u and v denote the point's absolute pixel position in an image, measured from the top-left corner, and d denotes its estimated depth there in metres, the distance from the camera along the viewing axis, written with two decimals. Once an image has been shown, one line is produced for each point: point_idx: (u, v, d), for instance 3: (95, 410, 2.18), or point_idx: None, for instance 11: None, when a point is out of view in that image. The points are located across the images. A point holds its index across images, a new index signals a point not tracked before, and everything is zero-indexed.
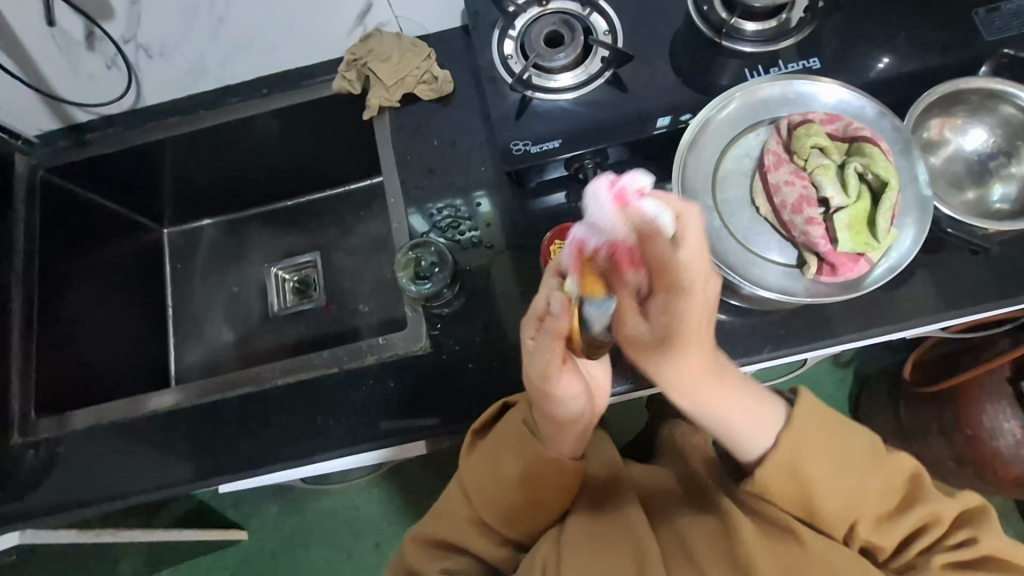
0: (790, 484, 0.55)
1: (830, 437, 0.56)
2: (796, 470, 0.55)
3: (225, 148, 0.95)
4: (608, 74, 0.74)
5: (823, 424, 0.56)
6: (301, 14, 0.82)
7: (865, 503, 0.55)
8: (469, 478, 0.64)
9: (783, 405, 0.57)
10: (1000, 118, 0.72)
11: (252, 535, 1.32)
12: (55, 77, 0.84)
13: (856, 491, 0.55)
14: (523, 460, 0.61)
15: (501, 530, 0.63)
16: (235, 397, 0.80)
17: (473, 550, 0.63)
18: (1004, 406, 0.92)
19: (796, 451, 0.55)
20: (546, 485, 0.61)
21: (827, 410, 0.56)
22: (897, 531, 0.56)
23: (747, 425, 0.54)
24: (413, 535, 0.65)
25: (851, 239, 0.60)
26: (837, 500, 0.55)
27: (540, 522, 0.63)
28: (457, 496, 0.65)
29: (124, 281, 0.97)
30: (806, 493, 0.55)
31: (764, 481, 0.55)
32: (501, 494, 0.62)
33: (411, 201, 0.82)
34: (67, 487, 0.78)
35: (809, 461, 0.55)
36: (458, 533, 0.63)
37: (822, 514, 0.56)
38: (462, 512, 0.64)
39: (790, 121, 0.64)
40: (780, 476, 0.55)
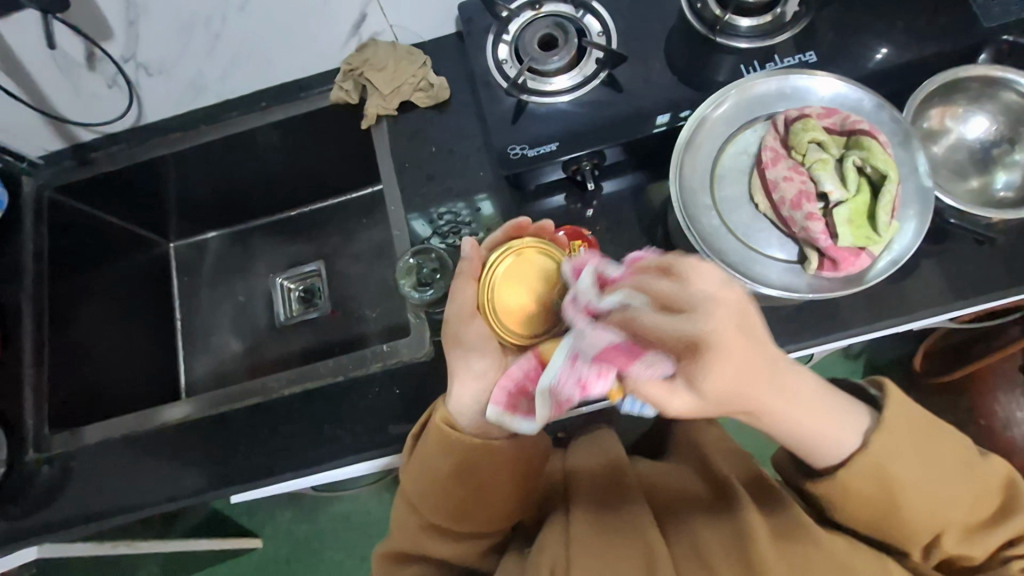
0: (877, 490, 0.53)
1: (926, 442, 0.54)
2: (887, 474, 0.53)
3: (227, 161, 0.96)
4: (603, 75, 0.73)
5: (918, 428, 0.54)
6: (298, 27, 0.82)
7: (957, 512, 0.54)
8: (410, 488, 0.63)
9: (870, 412, 0.54)
10: (1002, 105, 0.71)
11: (266, 542, 1.33)
12: (58, 98, 0.85)
13: (944, 502, 0.54)
14: (450, 460, 0.59)
15: (452, 529, 0.62)
16: (244, 408, 0.81)
17: (435, 554, 0.63)
18: (1017, 395, 0.93)
19: (891, 454, 0.53)
20: (481, 475, 0.60)
21: (922, 416, 0.54)
22: (984, 542, 0.55)
23: (821, 434, 0.51)
24: (379, 552, 0.67)
25: (852, 234, 0.59)
26: (926, 506, 0.54)
27: (491, 516, 0.63)
28: (403, 508, 0.65)
29: (132, 296, 0.99)
30: (892, 501, 0.53)
31: (847, 482, 0.53)
32: (443, 499, 0.61)
33: (412, 207, 0.82)
34: (82, 501, 0.79)
35: (904, 467, 0.53)
36: (413, 541, 0.63)
37: (901, 526, 0.54)
38: (412, 522, 0.63)
39: (786, 117, 0.64)
40: (868, 482, 0.53)
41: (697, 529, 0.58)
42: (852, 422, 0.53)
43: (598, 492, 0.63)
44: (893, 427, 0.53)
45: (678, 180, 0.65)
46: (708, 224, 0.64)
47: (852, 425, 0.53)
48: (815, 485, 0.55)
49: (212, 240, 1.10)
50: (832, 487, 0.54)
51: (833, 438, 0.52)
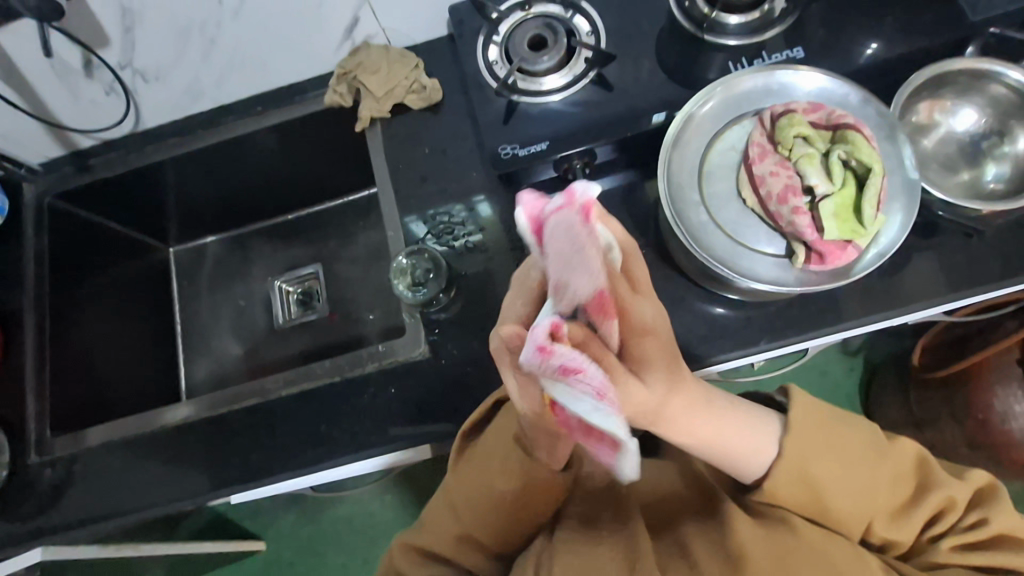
0: (801, 493, 0.55)
1: (835, 440, 0.55)
2: (808, 477, 0.55)
3: (225, 166, 0.97)
4: (592, 74, 0.74)
5: (821, 432, 0.56)
6: (292, 32, 0.83)
7: (878, 500, 0.55)
8: (458, 490, 0.62)
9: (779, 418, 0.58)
10: (990, 97, 0.71)
11: (269, 545, 1.34)
12: (57, 106, 0.87)
13: (867, 491, 0.55)
14: (516, 475, 0.59)
15: (489, 537, 0.62)
16: (242, 409, 0.81)
17: (466, 562, 0.62)
18: (1015, 389, 0.92)
19: (803, 456, 0.55)
20: (539, 496, 0.61)
21: (824, 414, 0.57)
22: (913, 523, 0.55)
23: (749, 450, 0.55)
24: (402, 541, 0.64)
25: (838, 227, 0.59)
26: (849, 501, 0.55)
27: (528, 530, 0.63)
28: (443, 509, 0.64)
29: (132, 301, 1.00)
30: (818, 498, 0.55)
31: (774, 489, 0.55)
32: (492, 512, 0.61)
33: (406, 209, 0.83)
34: (84, 503, 0.80)
35: (818, 467, 0.55)
36: (448, 548, 0.62)
37: (835, 520, 0.56)
38: (451, 526, 0.63)
39: (772, 113, 0.64)
40: (791, 485, 0.55)
41: (682, 532, 0.59)
42: (762, 434, 0.56)
43: (592, 497, 0.63)
44: (799, 429, 0.55)
45: (667, 177, 0.66)
46: (696, 220, 0.65)
47: (767, 437, 0.56)
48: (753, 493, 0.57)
49: (212, 244, 1.11)
50: (765, 496, 0.56)
51: (749, 454, 0.55)
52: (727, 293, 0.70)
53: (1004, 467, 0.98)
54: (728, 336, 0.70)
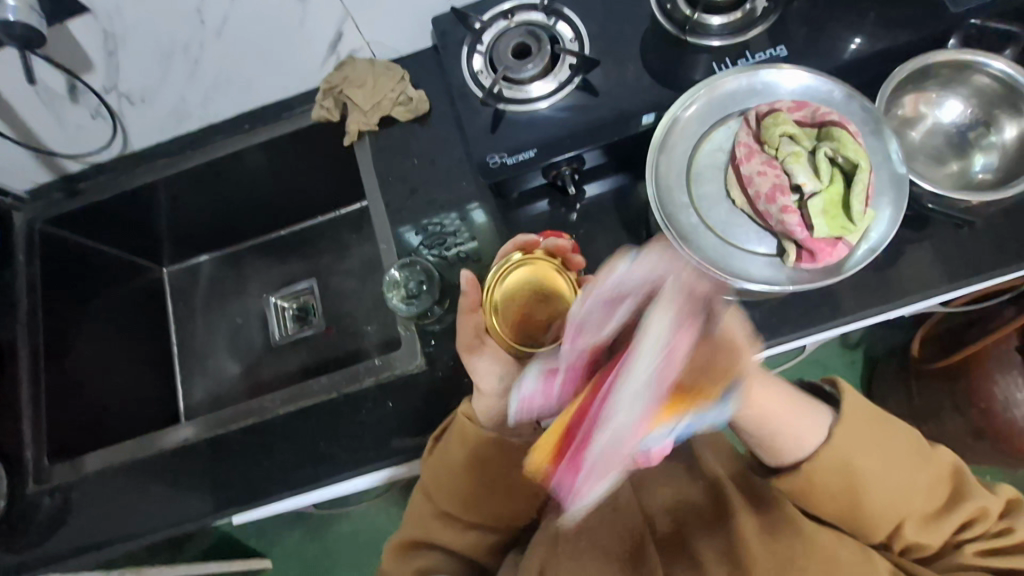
0: (837, 483, 0.54)
1: (880, 435, 0.55)
2: (849, 468, 0.54)
3: (215, 185, 0.97)
4: (578, 80, 0.74)
5: (871, 423, 0.55)
6: (275, 50, 0.83)
7: (913, 501, 0.55)
8: (428, 475, 0.64)
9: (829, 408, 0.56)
10: (975, 88, 0.71)
11: (275, 563, 1.33)
12: (44, 131, 0.87)
13: (905, 493, 0.54)
14: (465, 448, 0.61)
15: (461, 517, 0.63)
16: (240, 429, 0.81)
17: (442, 542, 0.63)
18: (1015, 376, 0.91)
19: (850, 444, 0.54)
20: (493, 462, 0.61)
21: (874, 409, 0.56)
22: (943, 528, 0.55)
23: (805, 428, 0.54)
24: (391, 541, 0.66)
25: (827, 225, 0.59)
26: (883, 496, 0.54)
27: (498, 512, 0.64)
28: (419, 494, 0.66)
29: (126, 323, 0.99)
30: (855, 492, 0.54)
31: (811, 476, 0.54)
32: (455, 487, 0.62)
33: (397, 221, 0.82)
34: (84, 529, 0.79)
35: (858, 455, 0.54)
36: (425, 529, 0.64)
37: (866, 516, 0.55)
38: (427, 509, 0.65)
39: (757, 113, 0.65)
40: (831, 474, 0.54)
41: (693, 544, 0.56)
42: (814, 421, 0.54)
43: None
44: (850, 418, 0.54)
45: (655, 180, 0.66)
46: (686, 222, 0.65)
47: (813, 426, 0.54)
48: (779, 480, 0.55)
49: (205, 263, 1.11)
50: (799, 480, 0.54)
51: (793, 435, 0.53)
52: None
53: (1009, 456, 0.97)
54: None
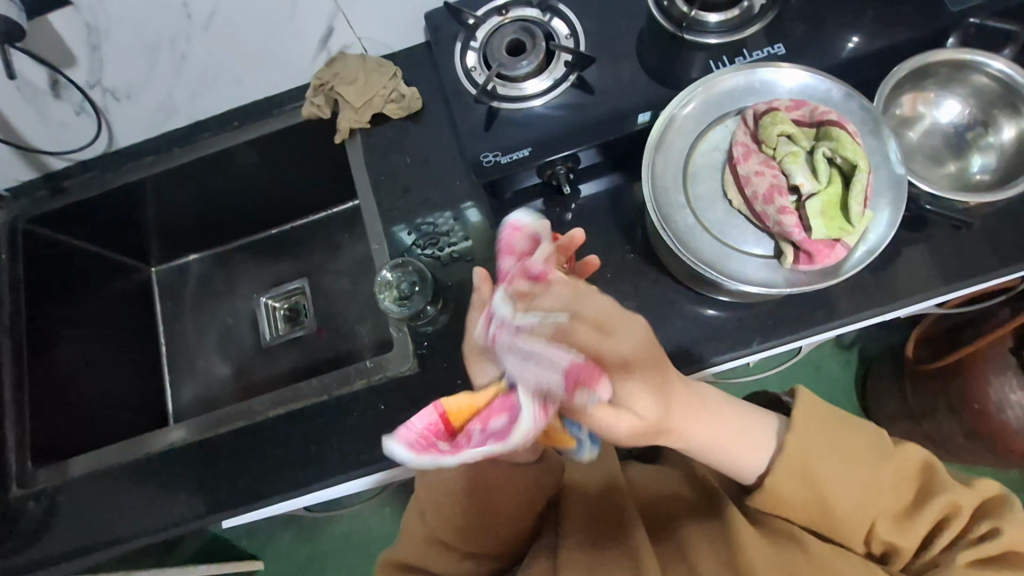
0: (805, 494, 0.53)
1: (835, 437, 0.53)
2: (808, 473, 0.53)
3: (204, 183, 0.95)
4: (573, 78, 0.73)
5: (830, 428, 0.54)
6: (264, 45, 0.82)
7: (880, 501, 0.53)
8: (423, 494, 0.60)
9: (774, 419, 0.56)
10: (973, 87, 0.71)
11: (267, 565, 1.31)
12: (27, 127, 0.85)
13: (869, 491, 0.52)
14: (464, 470, 0.57)
15: (456, 544, 0.59)
16: (229, 432, 0.80)
17: (434, 567, 0.60)
18: (1009, 377, 0.90)
19: (806, 452, 0.53)
20: (498, 484, 0.58)
21: (830, 411, 0.55)
22: (918, 529, 0.52)
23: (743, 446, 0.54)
24: (384, 558, 0.62)
25: (825, 226, 0.59)
26: (852, 499, 0.52)
27: (496, 539, 0.60)
28: (413, 514, 0.62)
29: (113, 323, 0.97)
30: (821, 497, 0.53)
31: (774, 490, 0.53)
32: (450, 509, 0.58)
33: (390, 220, 0.81)
34: (68, 534, 0.77)
35: (820, 465, 0.53)
36: (417, 553, 0.60)
37: (834, 520, 0.53)
38: (418, 531, 0.61)
39: (755, 111, 0.64)
40: (794, 482, 0.53)
41: (682, 532, 0.57)
42: (760, 433, 0.55)
43: (583, 504, 0.61)
44: (803, 426, 0.53)
45: (651, 180, 0.65)
46: (682, 222, 0.64)
47: (761, 439, 0.55)
48: (752, 500, 0.55)
49: (194, 263, 1.09)
50: (766, 497, 0.54)
51: (743, 453, 0.54)
52: (717, 295, 0.69)
53: (1003, 457, 0.97)
54: (719, 339, 0.69)
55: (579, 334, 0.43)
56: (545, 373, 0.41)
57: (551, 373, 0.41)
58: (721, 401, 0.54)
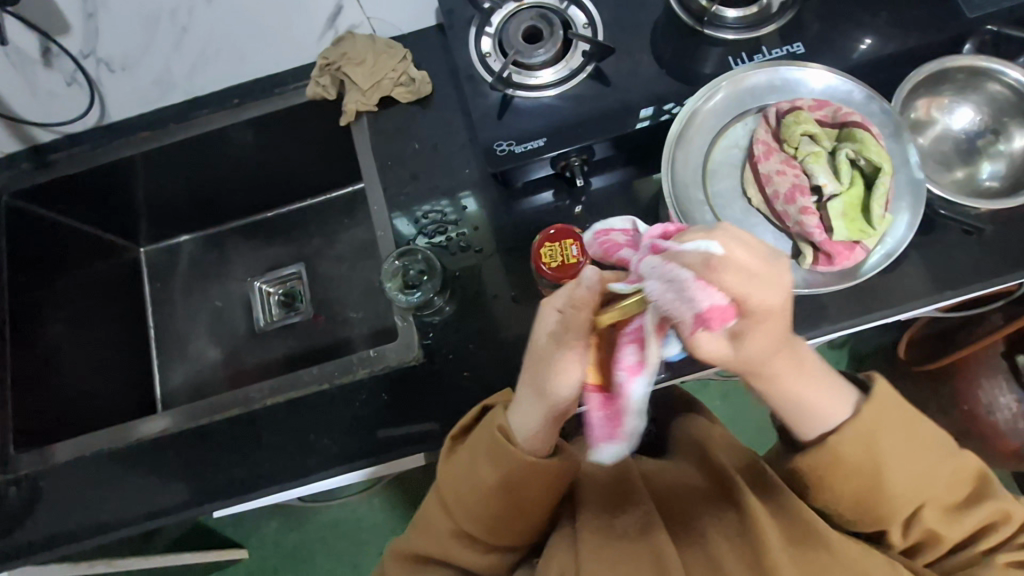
0: (860, 465, 0.51)
1: (906, 424, 0.51)
2: (872, 451, 0.50)
3: (199, 162, 0.92)
4: (590, 68, 0.72)
5: (902, 415, 0.51)
6: (270, 20, 0.79)
7: (935, 491, 0.53)
8: (446, 484, 0.58)
9: (855, 392, 0.52)
10: (987, 95, 0.72)
11: (252, 553, 1.29)
12: (13, 96, 0.81)
13: (921, 483, 0.52)
14: (500, 472, 0.54)
15: (483, 539, 0.58)
16: (225, 420, 0.77)
17: (460, 560, 0.59)
18: (999, 380, 0.93)
19: (879, 427, 0.50)
20: (530, 484, 0.55)
21: (906, 400, 0.52)
22: (963, 526, 0.54)
23: (823, 400, 0.49)
24: (395, 549, 0.63)
25: (846, 228, 0.60)
26: (911, 482, 0.52)
27: (522, 531, 0.58)
28: (434, 507, 0.60)
29: (99, 304, 0.94)
30: (875, 482, 0.51)
31: (837, 451, 0.50)
32: (479, 506, 0.56)
33: (396, 206, 0.79)
34: (53, 522, 0.75)
35: (889, 443, 0.51)
36: (441, 547, 0.59)
37: (886, 502, 0.52)
38: (442, 525, 0.59)
39: (777, 110, 0.64)
40: (856, 449, 0.50)
41: (699, 525, 0.56)
42: (841, 398, 0.50)
43: (603, 493, 0.60)
44: (879, 403, 0.51)
45: (671, 175, 0.65)
46: (701, 218, 0.64)
47: (842, 400, 0.50)
48: (804, 457, 0.51)
49: (185, 244, 1.06)
50: (823, 458, 0.50)
51: (823, 407, 0.49)
52: None
53: (989, 458, 1.00)
54: None
55: (726, 272, 0.34)
56: (678, 304, 0.34)
57: (687, 308, 0.34)
58: (813, 356, 0.49)
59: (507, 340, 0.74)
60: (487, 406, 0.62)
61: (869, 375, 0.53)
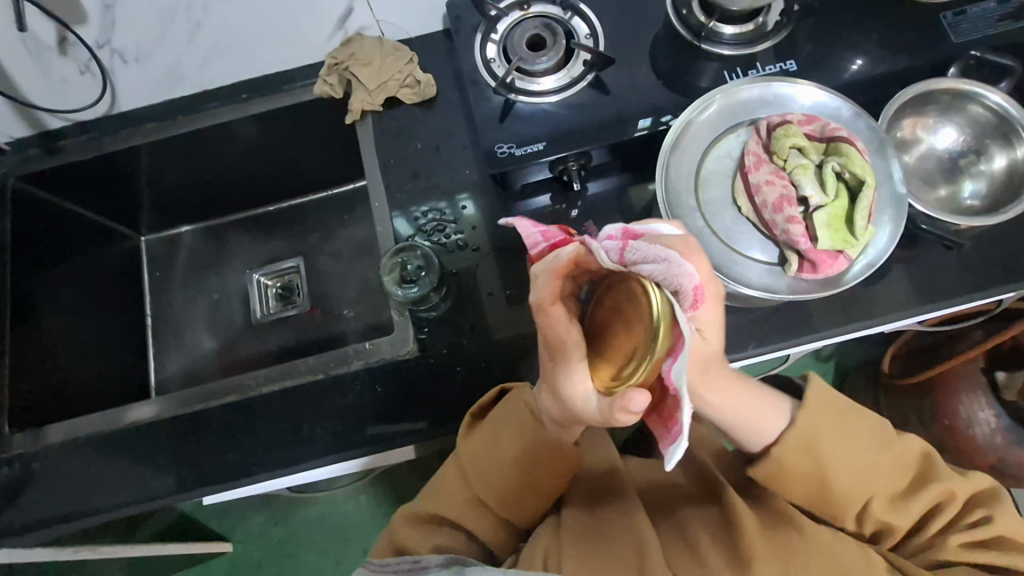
0: (806, 468, 0.54)
1: (846, 421, 0.54)
2: (814, 452, 0.53)
3: (205, 154, 0.93)
4: (590, 77, 0.74)
5: (838, 413, 0.54)
6: (281, 18, 0.81)
7: (879, 481, 0.54)
8: (469, 454, 0.61)
9: (788, 401, 0.55)
10: (969, 117, 0.75)
11: (237, 546, 1.29)
12: (26, 82, 0.82)
13: (869, 476, 0.54)
14: (523, 441, 0.59)
15: (497, 511, 0.60)
16: (220, 406, 0.78)
17: (470, 529, 0.60)
18: (979, 396, 0.96)
19: (814, 432, 0.53)
20: (549, 461, 0.60)
21: (837, 398, 0.55)
22: (913, 512, 0.54)
23: (769, 420, 0.54)
24: (405, 509, 0.62)
25: (830, 237, 0.63)
26: (853, 477, 0.54)
27: (532, 509, 0.61)
28: (452, 475, 0.62)
29: (99, 290, 0.95)
30: (824, 477, 0.54)
31: (782, 462, 0.54)
32: (501, 476, 0.59)
33: (396, 204, 0.81)
34: (45, 502, 0.76)
35: (828, 444, 0.53)
36: (457, 512, 0.60)
37: (838, 501, 0.54)
38: (459, 494, 0.61)
39: (768, 123, 0.67)
40: (798, 458, 0.53)
41: (682, 517, 0.58)
42: (774, 410, 0.54)
43: (591, 492, 0.61)
44: (814, 406, 0.54)
45: (665, 181, 0.68)
46: (692, 224, 0.66)
47: (779, 410, 0.54)
48: (753, 469, 0.55)
49: (186, 234, 1.07)
50: (769, 469, 0.54)
51: (764, 422, 0.53)
52: None
53: None
54: None
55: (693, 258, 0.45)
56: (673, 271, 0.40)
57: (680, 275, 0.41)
58: (735, 377, 0.53)
59: (500, 338, 0.76)
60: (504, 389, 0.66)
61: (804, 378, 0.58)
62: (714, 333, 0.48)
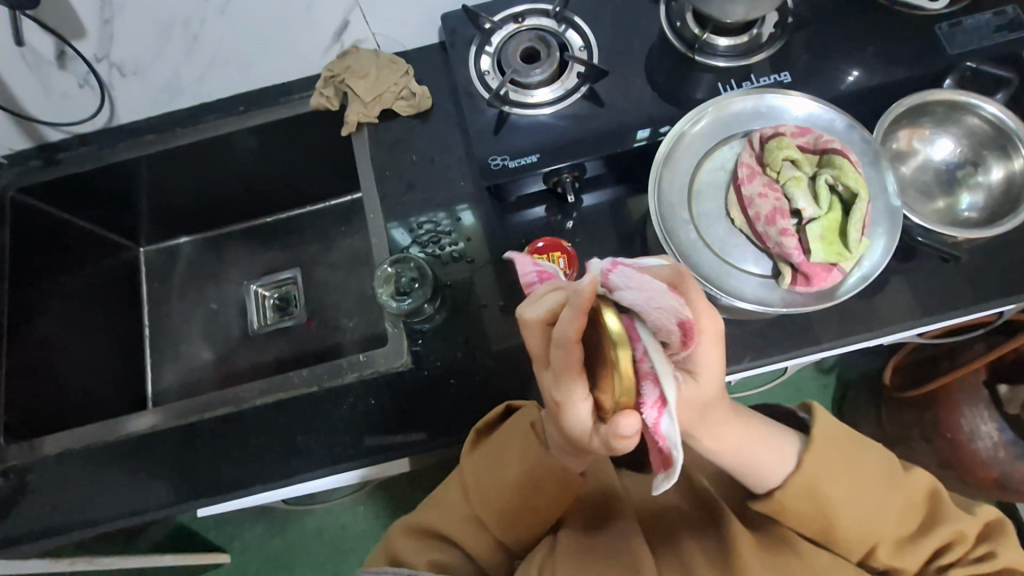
0: (808, 509, 0.53)
1: (852, 462, 0.53)
2: (819, 495, 0.52)
3: (203, 166, 0.94)
4: (584, 89, 0.74)
5: (845, 453, 0.54)
6: (278, 31, 0.82)
7: (886, 525, 0.53)
8: (470, 474, 0.59)
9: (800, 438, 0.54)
10: (966, 128, 0.74)
11: (234, 558, 1.29)
12: (26, 96, 0.83)
13: (876, 515, 0.53)
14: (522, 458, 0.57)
15: (494, 531, 0.58)
16: (214, 419, 0.78)
17: (466, 547, 0.58)
18: (981, 409, 0.94)
19: (820, 474, 0.52)
20: (546, 489, 0.57)
21: (845, 435, 0.54)
22: (919, 553, 0.53)
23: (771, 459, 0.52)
24: (403, 523, 0.60)
25: (824, 250, 0.62)
26: (858, 520, 0.53)
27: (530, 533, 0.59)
28: (454, 491, 0.60)
29: (97, 302, 0.95)
30: (827, 517, 0.53)
31: (783, 503, 0.53)
32: (497, 496, 0.57)
33: (392, 215, 0.81)
34: (37, 515, 0.75)
35: (832, 487, 0.52)
36: (452, 527, 0.59)
37: (839, 542, 0.54)
38: (458, 508, 0.59)
39: (761, 135, 0.67)
40: (801, 500, 0.53)
41: (681, 544, 0.57)
42: (785, 449, 0.53)
43: (590, 508, 0.61)
44: (820, 445, 0.53)
45: (658, 194, 0.68)
46: (686, 238, 0.67)
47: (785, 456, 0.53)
48: (754, 503, 0.55)
49: (184, 245, 1.07)
50: (770, 508, 0.54)
51: (766, 468, 0.52)
52: None
53: (970, 487, 1.00)
54: None
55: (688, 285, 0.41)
56: (657, 310, 0.37)
57: (671, 317, 0.37)
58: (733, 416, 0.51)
59: (493, 350, 0.75)
60: (510, 406, 0.65)
61: (809, 410, 0.57)
62: (711, 374, 0.44)
